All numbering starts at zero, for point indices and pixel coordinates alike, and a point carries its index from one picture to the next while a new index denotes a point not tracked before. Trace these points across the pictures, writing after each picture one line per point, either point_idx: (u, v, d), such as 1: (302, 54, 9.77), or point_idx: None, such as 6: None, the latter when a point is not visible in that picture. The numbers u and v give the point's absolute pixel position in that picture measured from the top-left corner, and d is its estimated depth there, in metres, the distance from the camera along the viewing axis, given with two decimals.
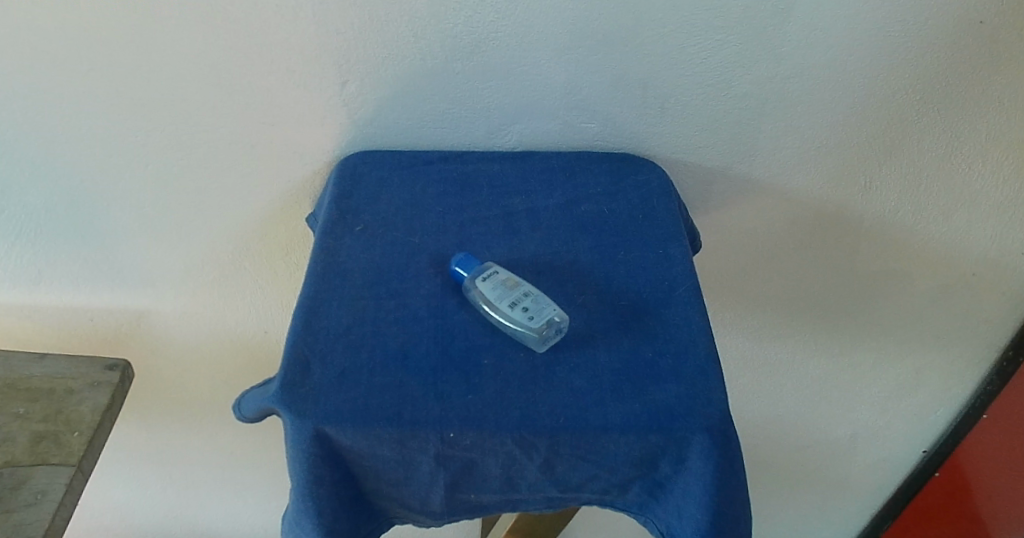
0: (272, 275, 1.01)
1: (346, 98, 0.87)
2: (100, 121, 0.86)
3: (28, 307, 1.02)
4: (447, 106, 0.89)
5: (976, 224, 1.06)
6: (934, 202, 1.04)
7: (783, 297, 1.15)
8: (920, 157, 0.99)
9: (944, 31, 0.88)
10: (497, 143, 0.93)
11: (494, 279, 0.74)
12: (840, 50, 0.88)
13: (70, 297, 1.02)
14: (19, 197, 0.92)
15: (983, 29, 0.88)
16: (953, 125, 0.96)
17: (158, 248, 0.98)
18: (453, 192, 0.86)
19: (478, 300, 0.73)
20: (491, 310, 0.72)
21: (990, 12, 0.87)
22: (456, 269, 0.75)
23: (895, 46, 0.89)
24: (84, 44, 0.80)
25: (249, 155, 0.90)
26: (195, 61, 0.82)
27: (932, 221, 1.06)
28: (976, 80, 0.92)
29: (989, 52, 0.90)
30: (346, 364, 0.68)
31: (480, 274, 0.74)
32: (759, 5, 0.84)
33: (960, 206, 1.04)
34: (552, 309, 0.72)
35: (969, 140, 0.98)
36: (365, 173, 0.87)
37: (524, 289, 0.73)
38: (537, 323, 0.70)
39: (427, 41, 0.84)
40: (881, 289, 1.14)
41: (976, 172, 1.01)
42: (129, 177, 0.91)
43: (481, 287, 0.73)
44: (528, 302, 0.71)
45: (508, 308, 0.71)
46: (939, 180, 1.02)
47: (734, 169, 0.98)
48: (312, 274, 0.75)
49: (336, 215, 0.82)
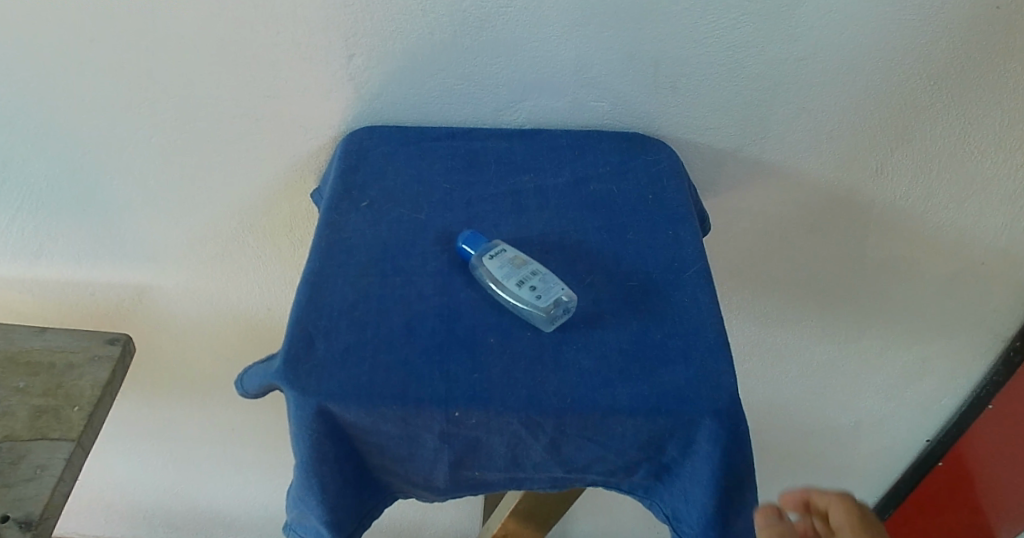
0: (276, 252, 1.00)
1: (352, 72, 0.85)
2: (102, 91, 0.84)
3: (30, 281, 1.01)
4: (454, 81, 0.87)
5: (988, 211, 1.05)
6: (946, 189, 1.02)
7: (791, 279, 1.14)
8: (933, 142, 0.97)
9: (961, 15, 0.86)
10: (505, 121, 0.91)
11: (500, 257, 0.72)
12: (856, 32, 0.87)
13: (71, 272, 1.01)
14: (19, 170, 0.90)
15: (1001, 14, 0.86)
16: (968, 112, 0.94)
17: (160, 222, 0.97)
18: (460, 169, 0.85)
19: (485, 278, 0.72)
20: (498, 289, 0.71)
21: None
22: (464, 247, 0.74)
23: (911, 29, 0.87)
24: (86, 13, 0.78)
25: (253, 128, 0.89)
26: (200, 32, 0.81)
27: (943, 207, 1.04)
28: (995, 66, 0.90)
29: (1005, 37, 0.88)
30: (351, 340, 0.67)
31: (487, 252, 0.73)
32: None
33: (972, 194, 1.03)
34: (560, 288, 0.70)
35: (983, 127, 0.96)
36: (371, 148, 0.86)
37: (532, 268, 0.72)
38: (544, 302, 0.69)
39: (436, 15, 0.82)
40: (890, 274, 1.13)
41: (989, 159, 0.99)
42: (131, 150, 0.89)
43: (488, 265, 0.72)
44: (536, 281, 0.70)
45: (515, 287, 0.70)
46: (951, 167, 1.00)
47: (744, 150, 0.97)
48: (316, 249, 0.74)
49: (341, 190, 0.80)
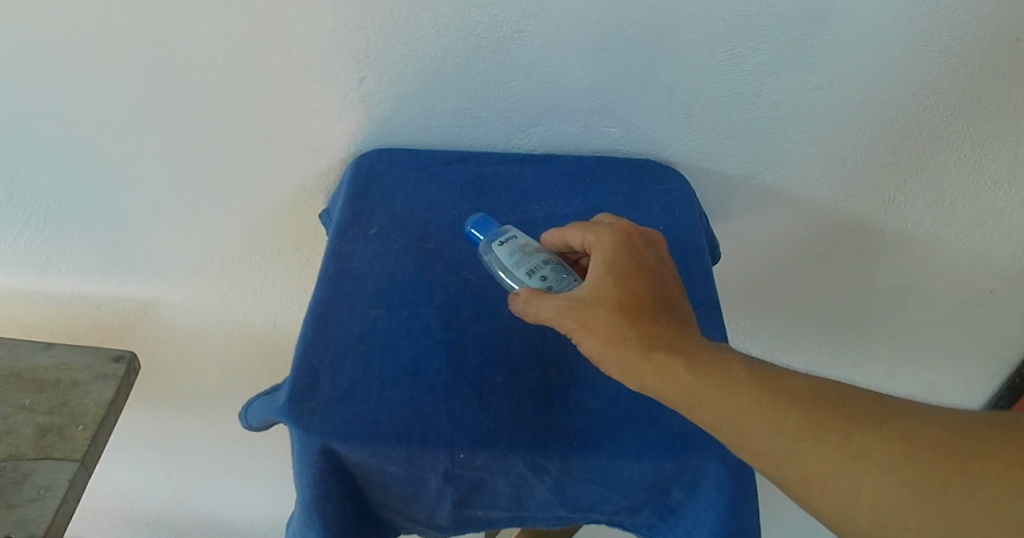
0: (283, 269, 1.00)
1: (364, 94, 0.84)
2: (112, 108, 0.84)
3: (36, 292, 1.01)
4: (466, 105, 0.86)
5: (998, 241, 1.03)
6: (958, 218, 1.00)
7: (799, 305, 1.13)
8: (946, 173, 0.95)
9: (979, 47, 0.84)
10: (516, 145, 0.91)
11: (510, 244, 0.72)
12: (874, 67, 0.85)
13: (77, 285, 1.00)
14: (27, 185, 0.90)
15: (1020, 46, 0.84)
16: (987, 149, 0.93)
17: (168, 238, 0.96)
18: (470, 196, 0.85)
19: (496, 266, 0.73)
20: (507, 277, 0.71)
21: None
22: (476, 234, 0.75)
23: (928, 64, 0.85)
24: (96, 32, 0.78)
25: (263, 148, 0.88)
26: (211, 52, 0.80)
27: (954, 236, 1.02)
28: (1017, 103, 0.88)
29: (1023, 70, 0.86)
30: (357, 377, 0.66)
31: (498, 238, 0.73)
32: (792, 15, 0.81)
33: (983, 224, 1.01)
34: (573, 279, 0.69)
35: (997, 159, 0.94)
36: (381, 172, 0.86)
37: (542, 256, 0.71)
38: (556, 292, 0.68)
39: (449, 39, 0.81)
40: (899, 301, 1.11)
41: (1002, 190, 0.97)
42: (141, 167, 0.89)
43: (497, 253, 0.72)
44: (548, 271, 0.70)
45: (527, 277, 0.70)
46: (964, 199, 0.98)
47: (756, 178, 0.96)
48: (323, 280, 0.74)
49: (351, 216, 0.81)
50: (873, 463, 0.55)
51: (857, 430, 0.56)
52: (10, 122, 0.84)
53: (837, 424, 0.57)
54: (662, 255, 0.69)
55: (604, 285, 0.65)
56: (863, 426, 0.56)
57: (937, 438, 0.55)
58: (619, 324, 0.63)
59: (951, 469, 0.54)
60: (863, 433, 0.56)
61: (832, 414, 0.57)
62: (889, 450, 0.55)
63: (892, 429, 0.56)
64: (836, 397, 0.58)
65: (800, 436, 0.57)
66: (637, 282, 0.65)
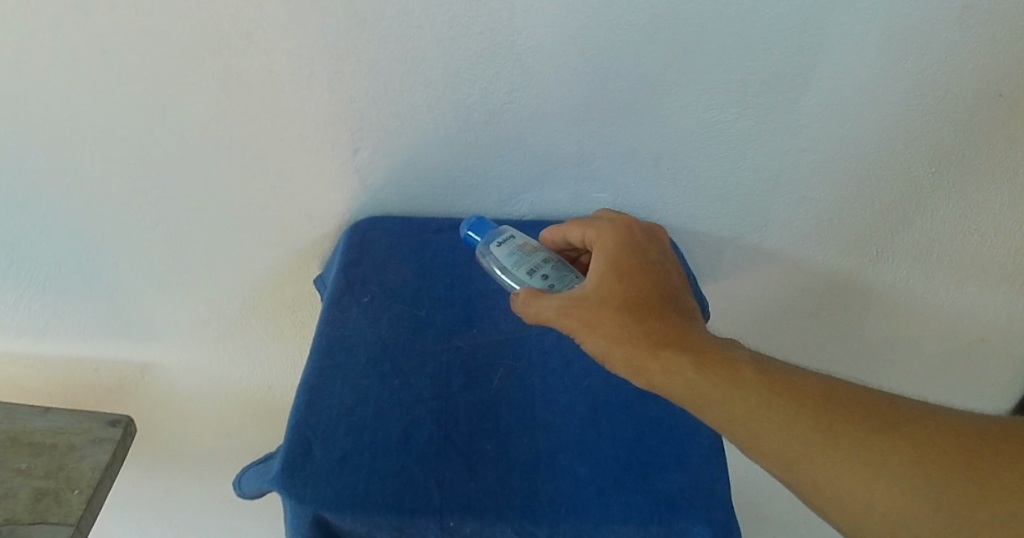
0: (279, 332, 1.01)
1: (359, 164, 0.87)
2: (112, 180, 0.86)
3: (34, 356, 1.02)
4: (458, 174, 0.89)
5: (985, 293, 1.04)
6: (946, 269, 1.01)
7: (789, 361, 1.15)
8: (933, 227, 0.96)
9: (962, 104, 0.86)
10: (507, 211, 0.93)
11: (508, 244, 0.79)
12: (854, 135, 0.88)
13: (75, 349, 1.02)
14: (28, 253, 0.92)
15: (1001, 101, 0.85)
16: (968, 211, 0.95)
17: (164, 304, 0.98)
18: (461, 262, 0.87)
19: (496, 264, 0.80)
20: (507, 275, 0.79)
21: (1008, 84, 0.84)
22: (472, 235, 0.82)
23: (908, 128, 0.88)
24: (98, 108, 0.81)
25: (260, 217, 0.90)
26: (210, 126, 0.83)
27: (941, 288, 1.04)
28: (995, 168, 0.91)
29: (1006, 126, 0.87)
30: (348, 447, 0.69)
31: (495, 239, 0.80)
32: (776, 81, 0.84)
33: (969, 275, 1.02)
34: (572, 276, 0.77)
35: (982, 213, 0.95)
36: (374, 240, 0.87)
37: (540, 254, 0.78)
38: (558, 290, 0.76)
39: (441, 111, 0.84)
40: (888, 354, 1.13)
41: (988, 242, 0.98)
42: (139, 236, 0.91)
43: (497, 253, 0.79)
44: (548, 270, 0.77)
45: (528, 276, 0.77)
46: (951, 252, 0.99)
47: (744, 238, 0.98)
48: (315, 349, 0.77)
49: (344, 284, 0.84)
50: (881, 461, 0.61)
51: (846, 413, 0.63)
52: (12, 195, 0.86)
53: (827, 407, 0.63)
54: (660, 248, 0.75)
55: (607, 283, 0.71)
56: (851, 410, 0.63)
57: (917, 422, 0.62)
58: (625, 314, 0.68)
59: (926, 451, 0.61)
60: (851, 415, 0.63)
61: (823, 398, 0.63)
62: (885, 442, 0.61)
63: (875, 413, 0.63)
64: (842, 397, 0.63)
65: (812, 438, 0.62)
66: (638, 278, 0.71)
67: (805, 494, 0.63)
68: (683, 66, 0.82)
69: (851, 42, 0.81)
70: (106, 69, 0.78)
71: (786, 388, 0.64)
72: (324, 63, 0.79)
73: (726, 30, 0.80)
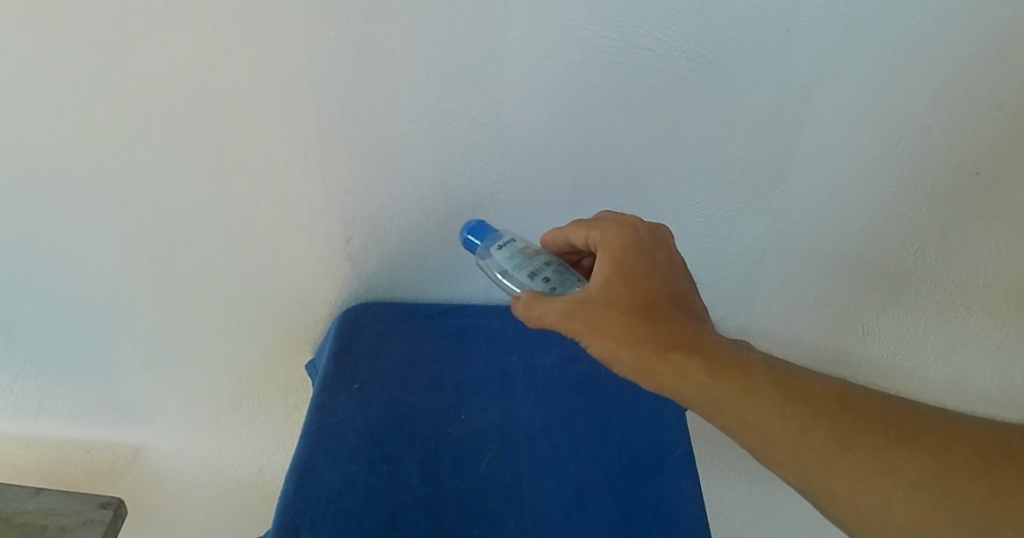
0: (272, 416, 1.03)
1: (353, 252, 0.91)
2: (108, 267, 0.88)
3: (25, 436, 1.03)
4: (447, 261, 0.93)
5: (975, 364, 1.05)
6: (932, 344, 1.03)
7: None
8: (918, 301, 0.99)
9: (942, 184, 0.89)
10: (495, 296, 0.97)
11: (509, 247, 0.79)
12: (825, 227, 0.92)
13: (68, 428, 1.03)
14: (26, 338, 0.94)
15: (979, 179, 0.88)
16: (936, 299, 0.99)
17: (157, 387, 0.99)
18: (451, 349, 0.92)
19: (495, 268, 0.79)
20: (507, 279, 0.78)
21: (984, 163, 0.87)
22: (470, 238, 0.81)
23: (883, 215, 0.91)
24: (96, 197, 0.83)
25: (253, 303, 0.93)
26: (206, 214, 0.86)
27: (930, 363, 1.05)
28: (961, 260, 0.95)
29: (983, 204, 0.90)
30: (333, 534, 0.73)
31: (495, 242, 0.80)
32: (755, 167, 0.88)
33: (958, 348, 1.04)
34: (573, 279, 0.77)
35: (965, 284, 0.97)
36: (365, 328, 0.91)
37: (542, 258, 0.78)
38: (559, 292, 0.76)
39: (432, 200, 0.88)
40: None
41: (973, 315, 1.00)
42: (135, 320, 0.93)
43: (498, 258, 0.79)
44: (549, 273, 0.77)
45: (529, 278, 0.77)
46: (936, 325, 1.01)
47: (729, 321, 1.01)
48: (307, 434, 0.81)
49: (335, 372, 0.87)
50: (894, 471, 0.59)
51: (857, 420, 0.61)
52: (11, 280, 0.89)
53: (836, 414, 0.61)
54: (667, 246, 0.74)
55: (611, 284, 0.71)
56: (863, 419, 0.61)
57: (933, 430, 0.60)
58: (629, 320, 0.68)
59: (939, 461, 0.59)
60: (861, 425, 0.61)
61: (833, 404, 0.62)
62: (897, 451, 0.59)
63: (886, 423, 0.61)
64: (855, 402, 0.62)
65: (824, 446, 0.60)
66: (643, 278, 0.70)
67: (821, 503, 0.61)
68: (661, 152, 0.86)
69: (818, 141, 0.85)
70: (109, 160, 0.81)
71: (801, 399, 0.63)
72: (317, 160, 0.83)
73: (702, 125, 0.84)
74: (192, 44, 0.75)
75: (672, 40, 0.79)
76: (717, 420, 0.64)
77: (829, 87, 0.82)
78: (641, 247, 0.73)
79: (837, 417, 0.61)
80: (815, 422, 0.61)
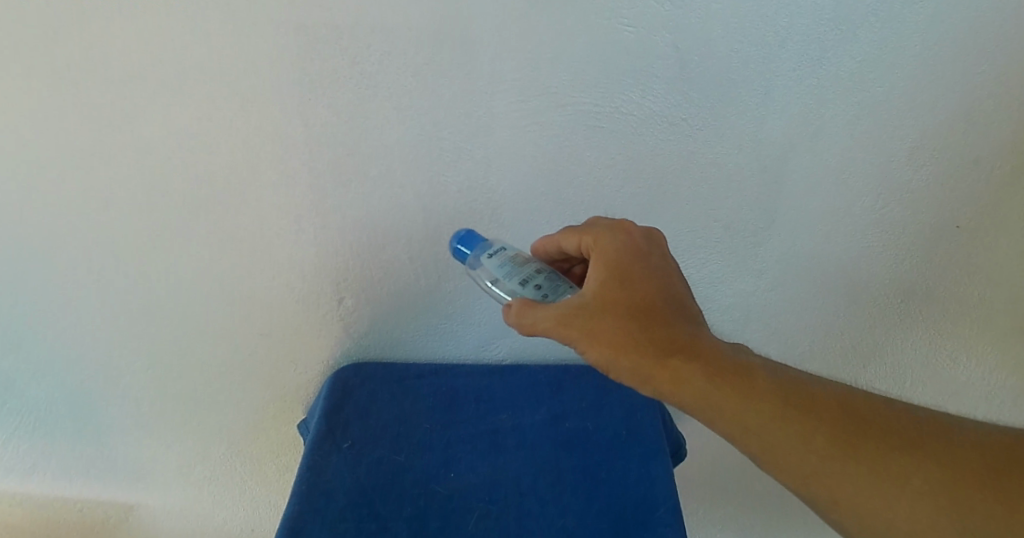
0: (263, 475, 1.03)
1: (344, 312, 0.91)
2: (101, 324, 0.88)
3: (21, 495, 1.02)
4: (437, 321, 0.94)
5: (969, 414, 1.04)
6: (922, 398, 1.03)
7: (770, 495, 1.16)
8: (904, 353, 1.00)
9: (924, 237, 0.90)
10: (487, 355, 0.99)
11: (500, 256, 0.78)
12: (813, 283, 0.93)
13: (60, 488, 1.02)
14: (21, 393, 0.92)
15: (961, 231, 0.89)
16: (923, 351, 1.00)
17: (151, 446, 0.99)
18: (440, 409, 0.92)
19: (485, 275, 0.79)
20: (497, 286, 0.78)
21: (965, 216, 0.88)
22: (459, 246, 0.80)
23: (863, 275, 0.93)
24: (92, 248, 0.82)
25: (246, 362, 0.93)
26: (202, 279, 0.86)
27: None
28: (955, 314, 0.96)
29: (968, 254, 0.91)
30: None
31: (485, 250, 0.79)
32: (740, 227, 0.89)
33: (948, 400, 1.03)
34: (565, 286, 0.76)
35: (954, 333, 0.98)
36: (357, 386, 0.92)
37: (534, 266, 0.77)
38: (551, 300, 0.75)
39: (422, 262, 0.88)
40: None
41: (964, 365, 1.00)
42: (128, 379, 0.92)
43: (488, 265, 0.78)
44: (541, 280, 0.76)
45: (521, 286, 0.76)
46: (926, 378, 1.02)
47: None
48: (296, 494, 0.81)
49: (326, 430, 0.88)
50: (886, 469, 0.62)
51: (849, 420, 0.64)
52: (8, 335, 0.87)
53: (830, 415, 0.64)
54: (661, 250, 0.74)
55: (606, 289, 0.71)
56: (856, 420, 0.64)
57: (922, 433, 0.63)
58: (625, 326, 0.69)
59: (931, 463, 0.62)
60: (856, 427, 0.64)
61: (826, 406, 0.65)
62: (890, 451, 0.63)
63: (879, 425, 0.64)
64: (849, 403, 0.65)
65: (821, 447, 0.63)
66: (638, 281, 0.71)
67: (796, 486, 0.65)
68: (657, 209, 0.87)
69: (810, 198, 0.87)
70: (109, 214, 0.80)
71: (791, 396, 0.65)
72: (311, 219, 0.83)
73: (694, 196, 0.86)
74: (187, 68, 0.73)
75: (664, 90, 0.79)
76: (711, 419, 0.66)
77: (816, 145, 0.83)
78: (636, 251, 0.73)
79: (830, 418, 0.64)
80: (799, 412, 0.65)
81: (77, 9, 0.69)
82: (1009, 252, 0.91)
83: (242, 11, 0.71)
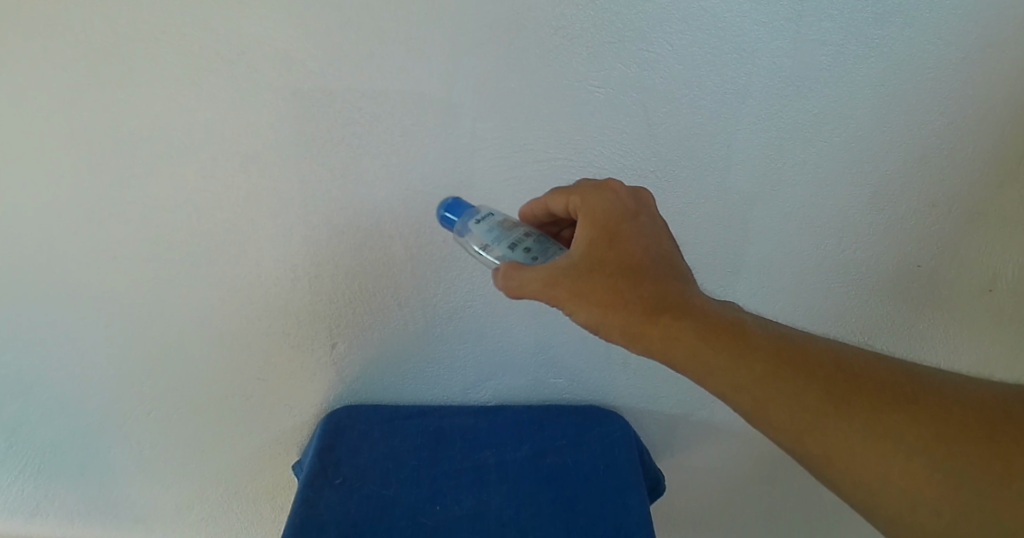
0: (258, 515, 1.07)
1: (335, 358, 0.95)
2: (105, 370, 0.91)
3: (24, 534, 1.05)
4: (425, 365, 0.98)
5: None
6: None
7: (752, 528, 1.19)
8: None
9: (886, 276, 0.96)
10: (473, 398, 1.02)
11: (487, 222, 0.79)
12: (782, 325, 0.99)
13: (61, 530, 1.05)
14: (27, 436, 0.95)
15: (921, 271, 0.95)
16: None
17: (151, 488, 1.02)
18: (428, 446, 0.97)
19: (473, 241, 0.79)
20: (485, 251, 0.78)
21: (925, 256, 0.94)
22: (448, 215, 0.81)
23: (826, 314, 0.99)
24: (99, 296, 0.87)
25: (242, 406, 0.96)
26: (202, 326, 0.90)
27: None
28: (921, 348, 1.01)
29: (930, 290, 0.97)
30: None
31: (473, 217, 0.80)
32: (710, 268, 0.95)
33: None
34: (555, 247, 0.76)
35: None
36: (348, 427, 0.96)
37: (521, 229, 0.77)
38: (541, 261, 0.75)
39: (410, 308, 0.93)
40: (851, 525, 1.16)
41: None
42: (129, 424, 0.96)
43: (477, 231, 0.78)
44: (530, 243, 0.76)
45: (509, 249, 0.76)
46: None
47: (696, 414, 1.06)
48: (290, 526, 0.85)
49: (319, 467, 0.92)
50: (875, 420, 0.64)
51: (836, 373, 0.66)
52: (18, 379, 0.91)
53: (816, 368, 0.67)
54: (648, 208, 0.75)
55: (596, 248, 0.73)
56: (842, 375, 0.66)
57: (908, 385, 0.66)
58: (615, 288, 0.71)
59: (919, 414, 0.64)
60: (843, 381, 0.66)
61: (811, 362, 0.67)
62: (877, 403, 0.65)
63: (866, 379, 0.66)
64: (835, 358, 0.67)
65: (808, 401, 0.66)
66: (626, 241, 0.73)
67: (785, 443, 0.66)
68: None
69: (774, 241, 0.93)
70: (115, 262, 0.85)
71: (778, 354, 0.68)
72: (306, 267, 0.88)
73: None
74: (193, 130, 0.79)
75: (633, 144, 0.85)
76: (701, 378, 0.68)
77: (776, 192, 0.90)
78: (624, 210, 0.75)
79: (817, 373, 0.66)
80: (786, 368, 0.67)
81: (94, 78, 0.76)
82: (968, 290, 0.97)
83: (243, 77, 0.77)
